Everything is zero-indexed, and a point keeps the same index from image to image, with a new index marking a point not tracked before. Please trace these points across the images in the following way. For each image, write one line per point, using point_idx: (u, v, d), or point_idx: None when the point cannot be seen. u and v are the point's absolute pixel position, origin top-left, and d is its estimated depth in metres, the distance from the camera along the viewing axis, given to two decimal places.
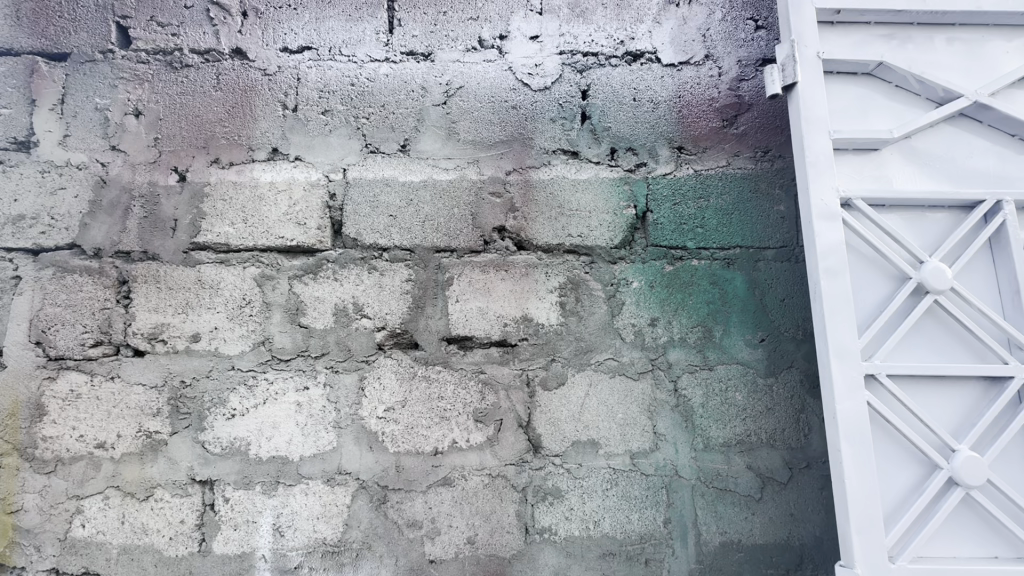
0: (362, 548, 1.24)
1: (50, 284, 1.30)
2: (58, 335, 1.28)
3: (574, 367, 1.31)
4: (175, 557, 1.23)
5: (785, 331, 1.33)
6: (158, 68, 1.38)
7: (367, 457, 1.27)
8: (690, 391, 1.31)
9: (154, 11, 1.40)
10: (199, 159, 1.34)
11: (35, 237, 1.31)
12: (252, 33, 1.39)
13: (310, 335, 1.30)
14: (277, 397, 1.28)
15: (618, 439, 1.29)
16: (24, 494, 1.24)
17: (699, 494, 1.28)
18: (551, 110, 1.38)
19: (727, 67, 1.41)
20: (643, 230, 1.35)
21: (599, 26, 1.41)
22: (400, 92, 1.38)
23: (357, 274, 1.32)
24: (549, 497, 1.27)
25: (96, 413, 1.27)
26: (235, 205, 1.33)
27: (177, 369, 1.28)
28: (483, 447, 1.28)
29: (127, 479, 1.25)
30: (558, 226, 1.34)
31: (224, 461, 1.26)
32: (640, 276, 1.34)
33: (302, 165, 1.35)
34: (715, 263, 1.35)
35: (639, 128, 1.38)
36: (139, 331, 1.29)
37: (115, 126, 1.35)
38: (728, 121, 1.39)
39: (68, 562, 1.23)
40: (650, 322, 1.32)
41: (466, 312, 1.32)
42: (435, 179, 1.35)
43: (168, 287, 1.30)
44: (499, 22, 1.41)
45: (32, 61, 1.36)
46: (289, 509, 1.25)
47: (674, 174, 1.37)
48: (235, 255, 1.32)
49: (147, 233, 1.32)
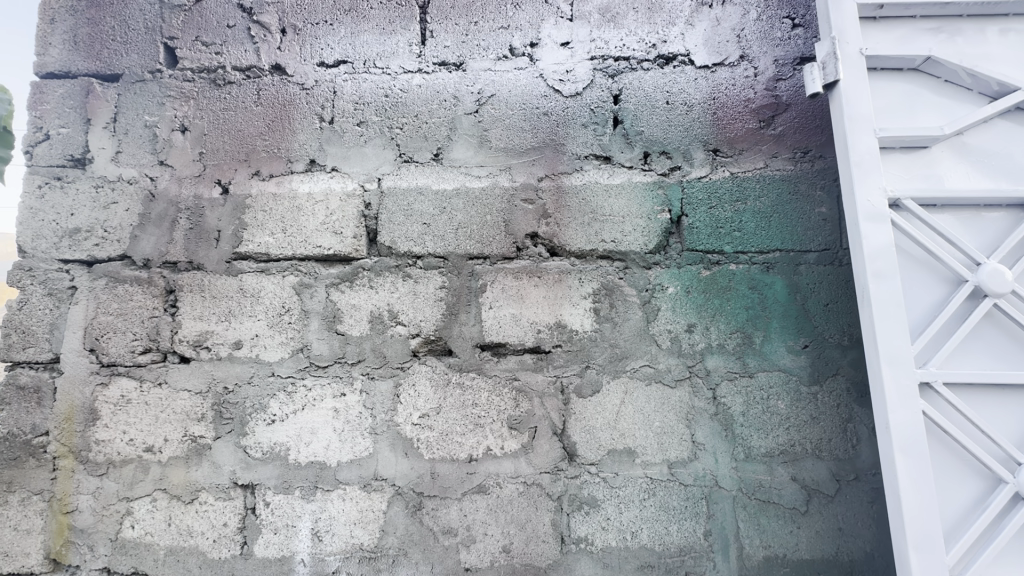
0: (398, 555, 1.25)
1: (103, 294, 1.36)
2: (110, 342, 1.34)
3: (609, 373, 1.29)
4: (219, 560, 1.26)
5: (830, 337, 1.28)
6: (203, 86, 1.44)
7: (402, 463, 1.28)
8: (730, 400, 1.27)
9: (198, 32, 1.46)
10: (241, 172, 1.39)
11: (89, 249, 1.37)
12: (291, 50, 1.44)
13: (347, 342, 1.32)
14: (315, 403, 1.31)
15: (656, 448, 1.26)
16: (79, 495, 1.30)
17: (741, 506, 1.24)
18: (583, 116, 1.38)
19: (764, 67, 1.37)
20: (679, 234, 1.33)
21: (631, 30, 1.40)
22: (433, 101, 1.40)
23: (392, 282, 1.33)
24: (585, 507, 1.25)
25: (145, 418, 1.31)
26: (275, 215, 1.37)
27: (220, 376, 1.32)
28: (518, 455, 1.28)
29: (173, 483, 1.29)
30: (591, 232, 1.33)
31: (265, 466, 1.29)
32: (675, 281, 1.32)
33: (339, 176, 1.38)
34: (754, 267, 1.31)
35: (673, 131, 1.36)
36: (185, 338, 1.34)
37: (163, 142, 1.41)
38: (766, 122, 1.35)
39: (120, 562, 1.27)
40: (687, 329, 1.30)
41: (499, 318, 1.32)
42: (468, 187, 1.36)
43: (212, 295, 1.35)
44: (530, 30, 1.41)
45: (88, 83, 1.44)
46: (327, 514, 1.27)
47: (710, 177, 1.34)
48: (274, 264, 1.35)
49: (192, 244, 1.37)
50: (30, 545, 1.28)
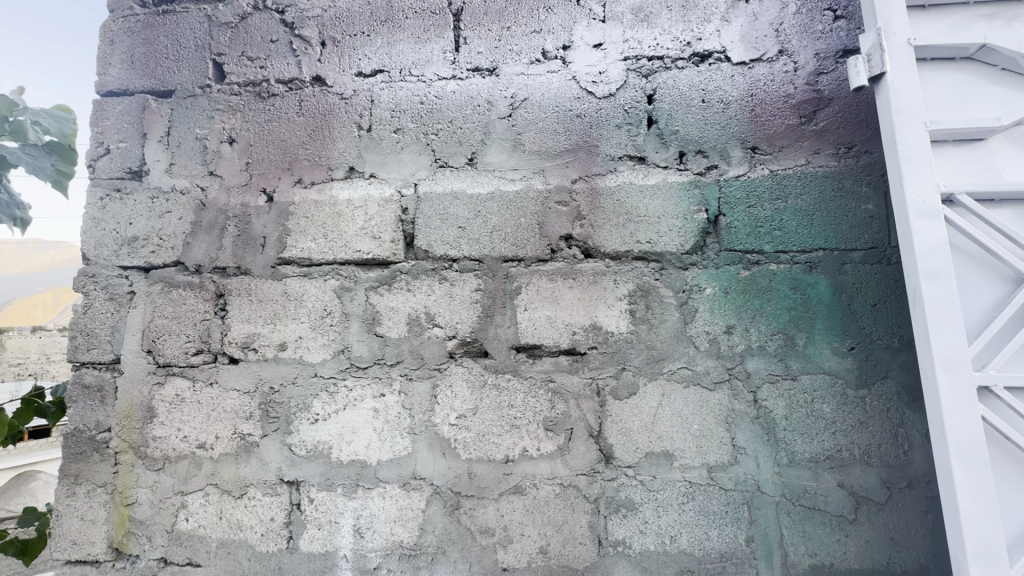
0: (437, 553, 1.27)
1: (159, 298, 1.44)
2: (166, 344, 1.42)
3: (646, 375, 1.28)
4: (266, 553, 1.32)
5: (878, 338, 1.24)
6: (249, 99, 1.50)
7: (440, 463, 1.30)
8: (772, 403, 1.24)
9: (244, 47, 1.52)
10: (285, 180, 1.45)
11: (146, 256, 1.45)
12: (330, 61, 1.49)
13: (386, 344, 1.35)
14: (356, 403, 1.35)
15: (695, 451, 1.25)
16: (138, 488, 1.37)
17: (785, 512, 1.21)
18: (616, 117, 1.37)
19: (804, 61, 1.34)
20: (717, 234, 1.31)
21: (664, 29, 1.39)
22: (467, 107, 1.42)
23: (429, 284, 1.36)
24: (622, 509, 1.24)
25: (197, 416, 1.38)
26: (317, 221, 1.42)
27: (267, 376, 1.38)
28: (554, 456, 1.28)
29: (224, 478, 1.35)
30: (626, 233, 1.33)
31: (309, 464, 1.34)
32: (713, 281, 1.29)
33: (377, 182, 1.42)
34: (796, 267, 1.28)
35: (709, 130, 1.34)
36: (233, 340, 1.40)
37: (212, 153, 1.48)
38: (807, 118, 1.32)
39: (175, 552, 1.34)
40: (726, 330, 1.27)
41: (535, 320, 1.32)
42: (502, 190, 1.37)
43: (259, 299, 1.41)
44: (563, 33, 1.42)
45: (144, 100, 1.52)
46: (368, 511, 1.30)
47: (748, 175, 1.32)
48: (316, 268, 1.40)
49: (240, 250, 1.43)
50: (95, 535, 1.37)
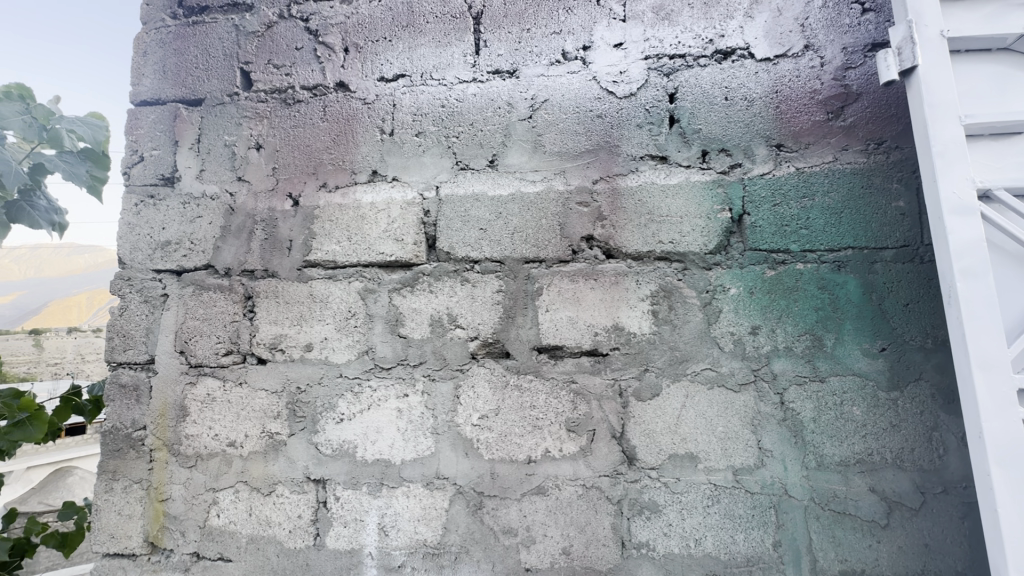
0: (460, 552, 1.29)
1: (191, 300, 1.48)
2: (197, 345, 1.46)
3: (669, 377, 1.27)
4: (294, 549, 1.35)
5: (911, 339, 1.20)
6: (275, 105, 1.54)
7: (463, 463, 1.31)
8: (799, 405, 1.22)
9: (270, 55, 1.56)
10: (310, 185, 1.48)
11: (179, 260, 1.50)
12: (353, 67, 1.51)
13: (409, 344, 1.37)
14: (380, 403, 1.37)
15: (720, 454, 1.23)
16: (172, 485, 1.42)
17: (814, 517, 1.18)
18: (638, 116, 1.36)
19: (831, 55, 1.31)
20: (741, 234, 1.29)
21: (686, 26, 1.38)
22: (487, 109, 1.43)
23: (451, 286, 1.37)
24: (646, 512, 1.24)
25: (228, 415, 1.42)
26: (341, 225, 1.44)
27: (294, 376, 1.41)
28: (577, 457, 1.28)
29: (253, 476, 1.39)
30: (648, 233, 1.32)
31: (335, 462, 1.36)
32: (738, 282, 1.28)
33: (399, 185, 1.44)
34: (824, 266, 1.25)
35: (732, 128, 1.32)
36: (262, 341, 1.43)
37: (240, 159, 1.52)
38: (835, 114, 1.29)
39: (207, 547, 1.38)
40: (751, 331, 1.26)
41: (556, 321, 1.32)
42: (523, 192, 1.38)
43: (286, 301, 1.44)
44: (583, 34, 1.42)
45: (175, 108, 1.58)
46: (393, 510, 1.32)
47: (773, 173, 1.30)
48: (341, 270, 1.43)
49: (267, 253, 1.47)
50: (131, 529, 1.42)
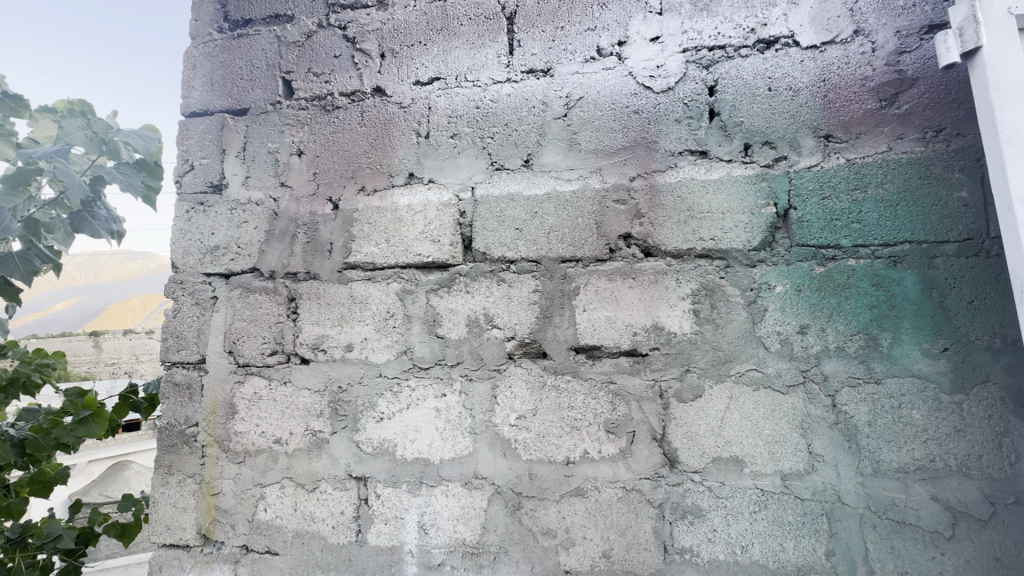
0: (499, 552, 1.29)
1: (238, 302, 1.54)
2: (244, 345, 1.51)
3: (712, 378, 1.23)
4: (338, 545, 1.38)
5: (977, 339, 1.12)
6: (315, 112, 1.58)
7: (501, 463, 1.31)
8: (852, 408, 1.16)
9: (310, 64, 1.61)
10: (349, 188, 1.51)
11: (227, 263, 1.56)
12: (390, 72, 1.54)
13: (447, 344, 1.38)
14: (418, 402, 1.38)
15: (767, 458, 1.19)
16: (222, 480, 1.48)
17: (870, 526, 1.13)
18: (676, 111, 1.33)
19: (883, 40, 1.24)
20: (787, 229, 1.24)
21: (726, 16, 1.34)
22: (522, 109, 1.43)
23: (487, 286, 1.38)
24: (689, 516, 1.21)
25: (273, 413, 1.47)
26: (379, 227, 1.47)
27: (336, 376, 1.44)
28: (616, 459, 1.26)
29: (298, 472, 1.43)
30: (688, 230, 1.28)
31: (375, 460, 1.39)
32: (785, 279, 1.23)
33: (435, 187, 1.46)
34: (878, 262, 1.19)
35: (777, 120, 1.28)
36: (305, 341, 1.48)
37: (283, 165, 1.57)
38: (888, 101, 1.22)
39: (255, 541, 1.43)
40: (799, 330, 1.21)
41: (594, 321, 1.31)
42: (559, 191, 1.37)
43: (327, 302, 1.48)
44: (618, 29, 1.40)
45: (222, 118, 1.64)
46: (432, 509, 1.34)
47: (822, 165, 1.24)
48: (380, 272, 1.45)
49: (309, 256, 1.51)
50: (185, 521, 1.48)
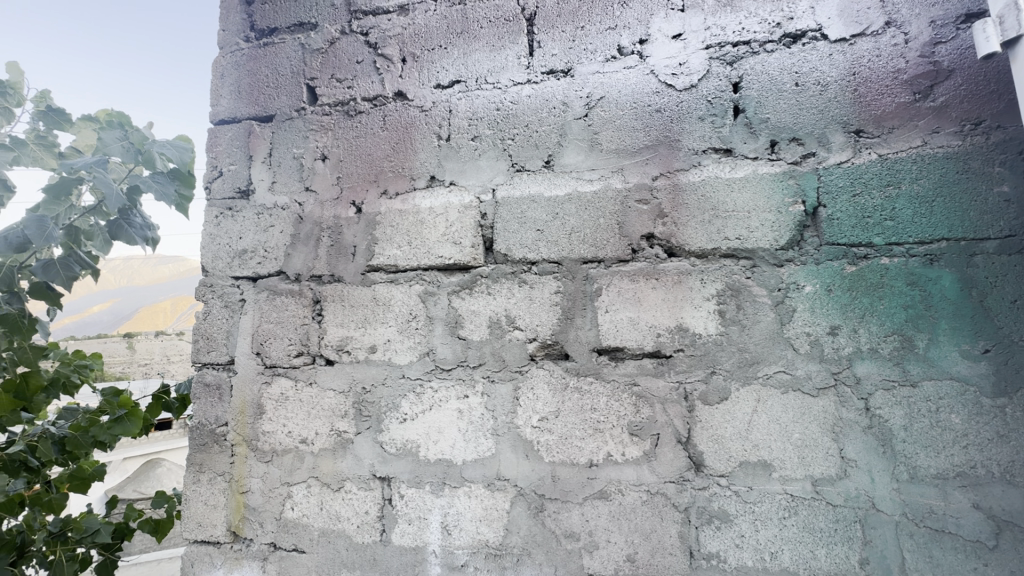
0: (522, 554, 1.28)
1: (265, 305, 1.57)
2: (271, 347, 1.54)
3: (738, 380, 1.21)
4: (363, 544, 1.40)
5: (1021, 340, 1.07)
6: (338, 117, 1.61)
7: (524, 465, 1.31)
8: (887, 412, 1.12)
9: (333, 70, 1.64)
10: (372, 192, 1.53)
11: (254, 266, 1.60)
12: (411, 76, 1.56)
13: (469, 346, 1.39)
14: (441, 403, 1.39)
15: (797, 462, 1.16)
16: (251, 478, 1.51)
17: (906, 534, 1.09)
18: (699, 109, 1.31)
19: (917, 31, 1.20)
20: (817, 227, 1.21)
21: (751, 11, 1.31)
22: (542, 110, 1.42)
23: (509, 287, 1.38)
24: (716, 521, 1.18)
25: (300, 413, 1.50)
26: (402, 230, 1.48)
27: (360, 377, 1.46)
28: (640, 462, 1.24)
29: (324, 472, 1.45)
30: (713, 230, 1.26)
31: (399, 461, 1.40)
32: (814, 279, 1.19)
33: (456, 189, 1.46)
34: (913, 260, 1.15)
35: (805, 116, 1.25)
36: (330, 343, 1.50)
37: (308, 170, 1.60)
38: (922, 94, 1.18)
39: (283, 539, 1.46)
40: (830, 331, 1.17)
41: (616, 322, 1.30)
42: (580, 191, 1.36)
43: (351, 304, 1.50)
44: (639, 27, 1.38)
45: (249, 125, 1.68)
46: (455, 509, 1.34)
47: (852, 161, 1.20)
48: (402, 274, 1.47)
49: (333, 259, 1.53)
50: (216, 518, 1.52)
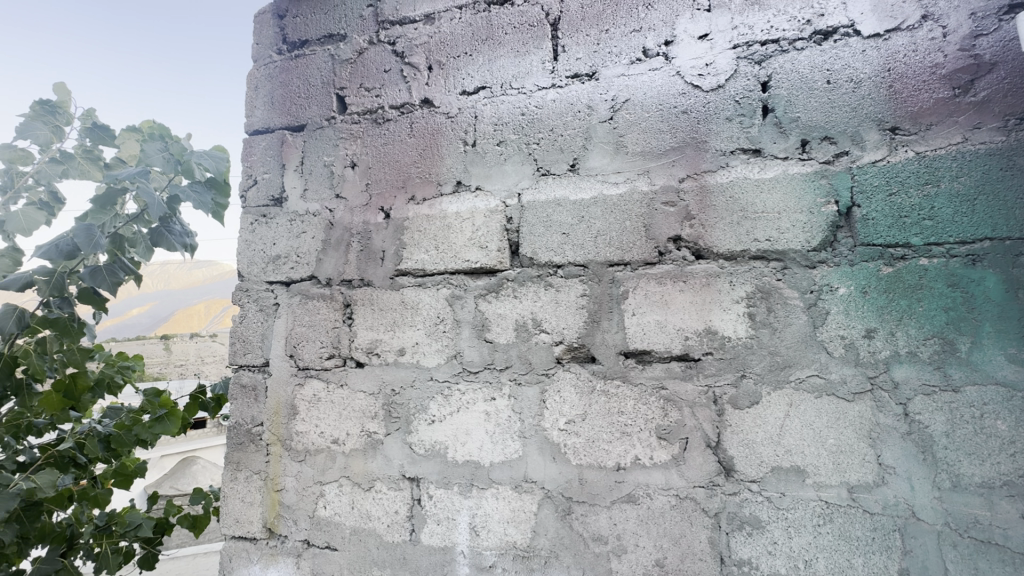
0: (550, 557, 1.29)
1: (298, 309, 1.62)
2: (304, 349, 1.59)
3: (769, 384, 1.19)
4: (393, 543, 1.43)
5: None
6: (367, 126, 1.65)
7: (551, 467, 1.32)
8: (927, 418, 1.09)
9: (362, 80, 1.68)
10: (400, 198, 1.57)
11: (287, 271, 1.65)
12: (437, 83, 1.58)
13: (495, 349, 1.40)
14: (468, 406, 1.41)
15: (831, 468, 1.13)
16: (285, 477, 1.56)
17: (950, 544, 1.05)
18: (727, 109, 1.30)
19: (956, 24, 1.16)
20: (850, 228, 1.18)
21: (779, 9, 1.29)
22: (567, 114, 1.43)
23: (535, 291, 1.39)
24: (747, 527, 1.17)
25: (331, 414, 1.54)
26: (429, 235, 1.51)
27: (389, 379, 1.49)
28: (668, 466, 1.23)
29: (355, 472, 1.49)
30: (742, 231, 1.25)
31: (427, 462, 1.43)
32: (849, 280, 1.17)
33: (482, 194, 1.48)
34: (954, 261, 1.11)
35: (837, 114, 1.22)
36: (360, 346, 1.54)
37: (338, 177, 1.65)
38: (962, 89, 1.14)
39: (316, 536, 1.50)
40: (865, 334, 1.14)
41: (643, 325, 1.29)
42: (606, 194, 1.36)
43: (380, 308, 1.53)
44: (664, 29, 1.38)
45: (282, 135, 1.74)
46: (483, 510, 1.36)
47: (888, 159, 1.17)
48: (430, 278, 1.49)
49: (363, 264, 1.57)
50: (252, 515, 1.57)
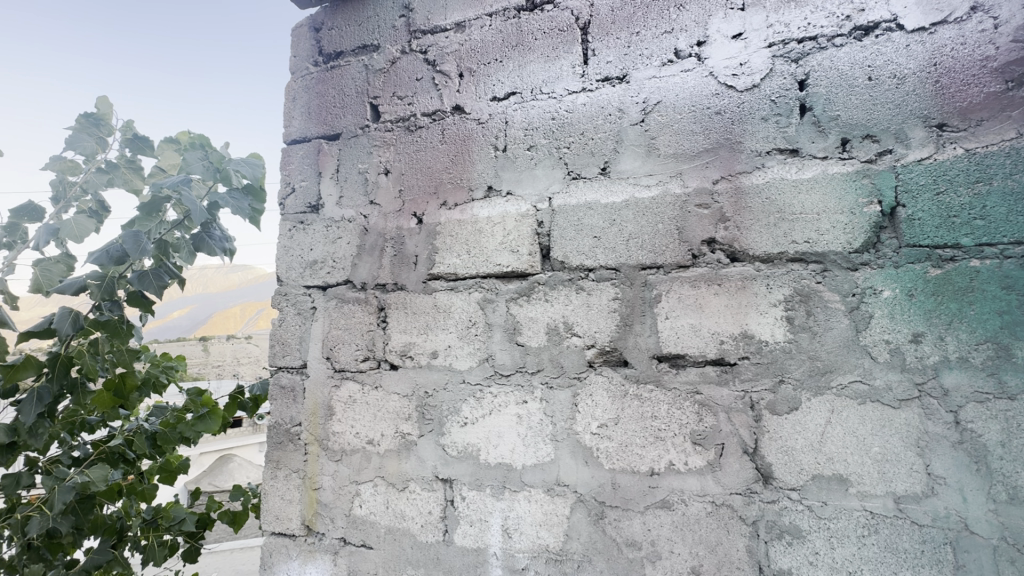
0: (583, 561, 1.29)
1: (334, 312, 1.67)
2: (340, 352, 1.64)
3: (810, 389, 1.16)
4: (427, 543, 1.45)
5: None
6: (400, 133, 1.68)
7: (584, 471, 1.32)
8: (980, 426, 1.04)
9: (395, 88, 1.72)
10: (432, 204, 1.60)
11: (324, 276, 1.70)
12: (468, 90, 1.61)
13: (527, 352, 1.41)
14: (500, 408, 1.42)
15: (877, 477, 1.10)
16: (323, 476, 1.60)
17: (1006, 560, 1.00)
18: (762, 108, 1.27)
19: (1009, 14, 1.11)
20: (894, 229, 1.15)
21: (817, 5, 1.26)
22: (598, 117, 1.43)
23: (566, 294, 1.39)
24: (787, 536, 1.14)
25: (367, 415, 1.57)
26: (461, 239, 1.53)
27: (422, 381, 1.52)
28: (704, 472, 1.22)
29: (389, 472, 1.52)
30: (779, 233, 1.22)
31: (460, 463, 1.44)
32: (893, 283, 1.13)
33: (513, 198, 1.49)
34: (1008, 262, 1.06)
35: (879, 111, 1.18)
36: (394, 348, 1.57)
37: (371, 184, 1.69)
38: (1016, 82, 1.09)
39: (352, 534, 1.54)
40: (912, 339, 1.10)
41: (677, 329, 1.28)
42: (637, 197, 1.35)
43: (413, 311, 1.56)
44: (696, 29, 1.36)
45: (319, 144, 1.80)
46: (515, 513, 1.37)
47: (935, 157, 1.13)
48: (461, 282, 1.51)
49: (396, 268, 1.61)
50: (291, 513, 1.62)
